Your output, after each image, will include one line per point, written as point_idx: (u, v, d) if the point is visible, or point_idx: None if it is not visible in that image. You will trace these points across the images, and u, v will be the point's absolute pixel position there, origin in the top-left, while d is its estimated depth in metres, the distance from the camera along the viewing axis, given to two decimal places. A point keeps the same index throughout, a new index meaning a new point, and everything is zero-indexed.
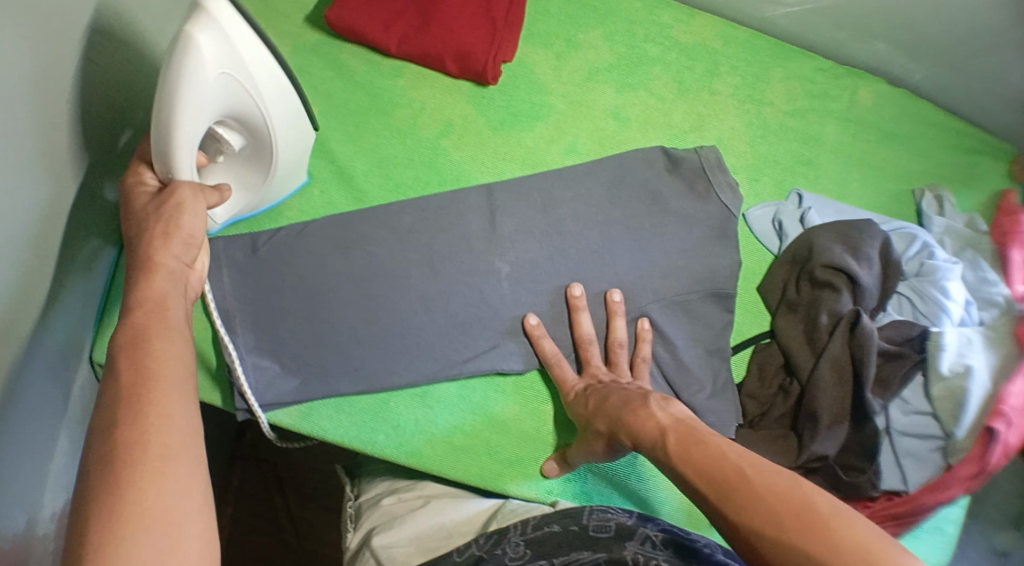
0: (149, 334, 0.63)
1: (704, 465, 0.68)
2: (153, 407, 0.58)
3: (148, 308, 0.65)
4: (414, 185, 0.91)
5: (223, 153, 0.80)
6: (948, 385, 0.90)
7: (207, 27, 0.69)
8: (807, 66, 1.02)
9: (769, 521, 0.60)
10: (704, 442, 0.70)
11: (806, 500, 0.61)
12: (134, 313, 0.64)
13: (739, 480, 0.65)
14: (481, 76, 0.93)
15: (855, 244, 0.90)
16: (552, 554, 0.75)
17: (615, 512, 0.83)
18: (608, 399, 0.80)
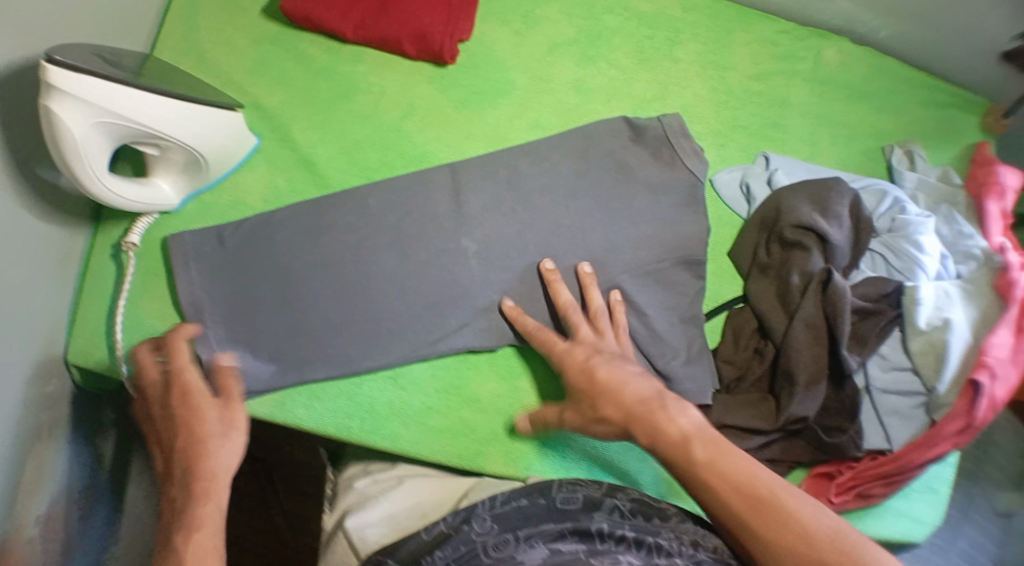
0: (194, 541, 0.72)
1: (724, 476, 0.71)
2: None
3: (206, 486, 0.76)
4: (379, 168, 0.92)
5: (158, 162, 0.85)
6: (927, 339, 0.88)
7: (62, 81, 0.72)
8: (769, 29, 1.01)
9: (807, 550, 0.66)
10: (723, 460, 0.72)
11: (828, 529, 0.67)
12: (197, 496, 0.75)
13: (767, 500, 0.69)
14: (439, 55, 0.94)
15: (823, 202, 0.90)
16: (517, 528, 0.77)
17: (585, 483, 0.82)
18: (622, 391, 0.79)
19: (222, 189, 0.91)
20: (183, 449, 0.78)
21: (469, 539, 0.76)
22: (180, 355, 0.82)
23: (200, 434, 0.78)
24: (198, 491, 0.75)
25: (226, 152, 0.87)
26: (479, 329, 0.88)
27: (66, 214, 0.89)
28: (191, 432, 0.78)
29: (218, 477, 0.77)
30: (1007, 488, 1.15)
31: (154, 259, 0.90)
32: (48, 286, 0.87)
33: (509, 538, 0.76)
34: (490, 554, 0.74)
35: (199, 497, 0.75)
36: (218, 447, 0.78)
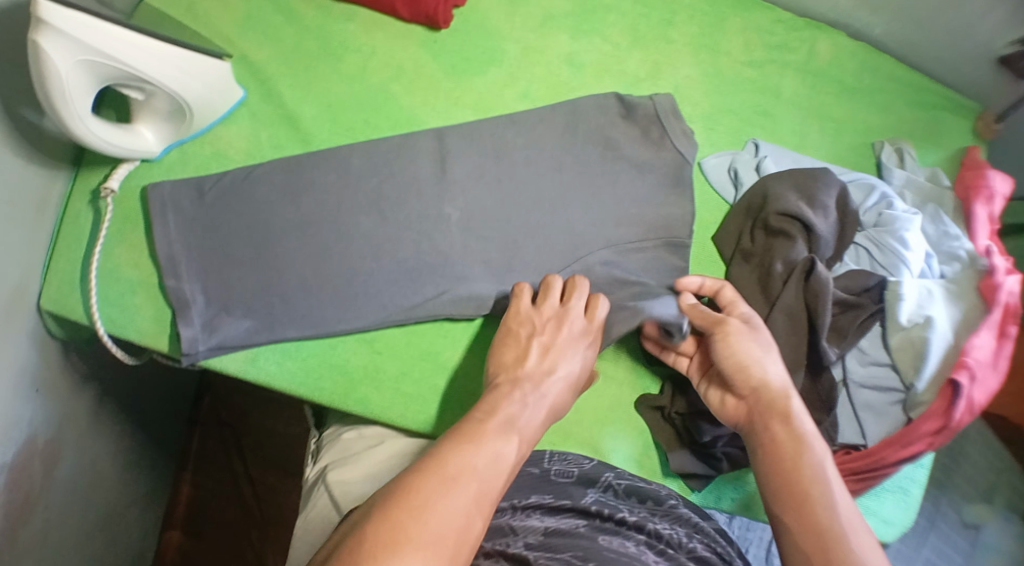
0: (483, 433, 0.68)
1: (790, 433, 0.73)
2: (449, 472, 0.64)
3: (535, 376, 0.77)
4: (365, 129, 0.92)
5: (142, 108, 0.84)
6: (907, 335, 0.88)
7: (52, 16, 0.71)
8: (765, 17, 1.01)
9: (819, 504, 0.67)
10: (793, 424, 0.73)
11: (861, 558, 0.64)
12: (513, 388, 0.75)
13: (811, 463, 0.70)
14: (432, 20, 0.94)
15: (810, 192, 0.89)
16: (513, 497, 0.79)
17: (578, 457, 0.85)
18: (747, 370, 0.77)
19: (204, 141, 0.90)
20: (528, 342, 0.80)
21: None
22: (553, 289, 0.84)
23: (553, 336, 0.81)
24: (518, 380, 0.77)
25: (212, 101, 0.86)
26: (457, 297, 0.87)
27: (48, 157, 0.87)
28: (527, 335, 0.81)
29: (554, 378, 0.78)
30: (974, 499, 1.14)
31: (132, 208, 0.88)
32: (24, 230, 0.85)
33: (504, 506, 0.78)
34: (484, 521, 0.76)
35: (507, 392, 0.75)
36: (568, 353, 0.80)
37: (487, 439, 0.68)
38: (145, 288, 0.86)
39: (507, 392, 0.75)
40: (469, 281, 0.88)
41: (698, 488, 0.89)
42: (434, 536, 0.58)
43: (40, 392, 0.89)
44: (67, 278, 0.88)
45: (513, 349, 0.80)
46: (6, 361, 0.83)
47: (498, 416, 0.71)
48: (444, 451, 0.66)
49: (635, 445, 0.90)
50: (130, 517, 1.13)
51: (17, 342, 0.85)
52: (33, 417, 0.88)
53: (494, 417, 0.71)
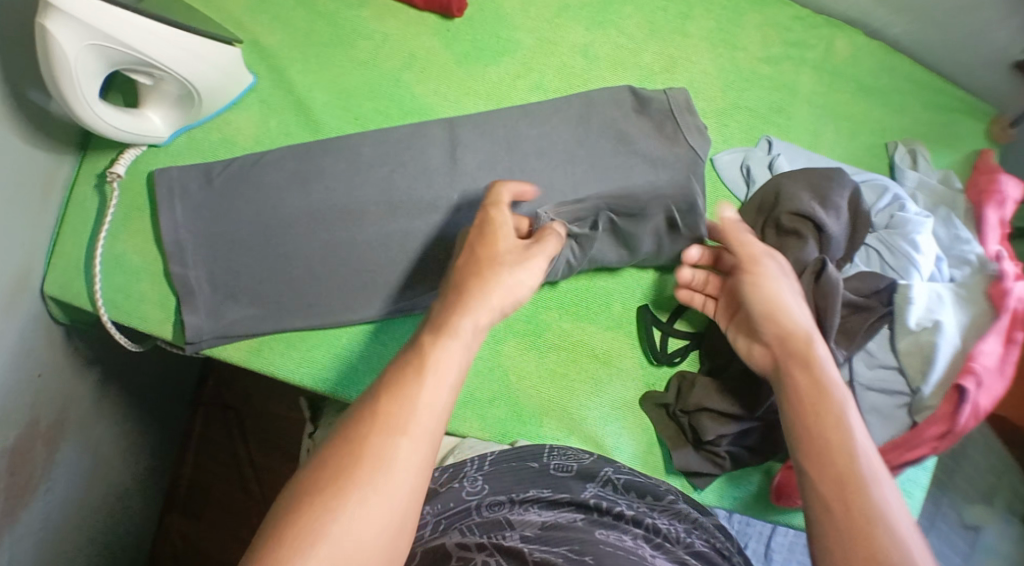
0: (426, 361, 0.64)
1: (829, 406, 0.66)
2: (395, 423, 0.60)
3: (476, 291, 0.69)
4: (376, 118, 0.91)
5: (150, 93, 0.83)
6: (915, 338, 0.88)
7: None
8: (783, 13, 1.00)
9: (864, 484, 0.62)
10: (829, 398, 0.67)
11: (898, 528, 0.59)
12: (454, 308, 0.68)
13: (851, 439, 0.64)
14: (446, 8, 0.93)
15: (823, 192, 0.88)
16: (511, 491, 0.79)
17: (576, 451, 0.85)
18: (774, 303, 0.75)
19: (213, 127, 0.89)
20: (469, 266, 0.72)
21: (460, 497, 0.78)
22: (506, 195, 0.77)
23: (496, 266, 0.71)
24: (459, 302, 0.68)
25: (221, 88, 0.85)
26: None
27: (54, 139, 0.86)
28: (485, 257, 0.72)
29: (502, 290, 0.70)
30: (974, 500, 1.14)
31: (139, 192, 0.88)
32: (30, 212, 0.84)
33: (502, 499, 0.78)
34: (481, 513, 0.76)
35: (451, 312, 0.68)
36: (517, 278, 0.71)
37: (432, 372, 0.63)
38: (150, 274, 0.86)
39: (455, 311, 0.68)
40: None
41: (702, 487, 0.89)
42: (388, 489, 0.57)
43: (43, 374, 0.89)
44: (72, 260, 0.87)
45: (459, 273, 0.72)
46: (9, 343, 0.82)
47: (448, 338, 0.65)
48: (391, 390, 0.61)
49: (640, 441, 0.89)
50: (129, 501, 1.12)
51: (21, 325, 0.84)
52: (36, 400, 0.88)
53: (437, 341, 0.65)
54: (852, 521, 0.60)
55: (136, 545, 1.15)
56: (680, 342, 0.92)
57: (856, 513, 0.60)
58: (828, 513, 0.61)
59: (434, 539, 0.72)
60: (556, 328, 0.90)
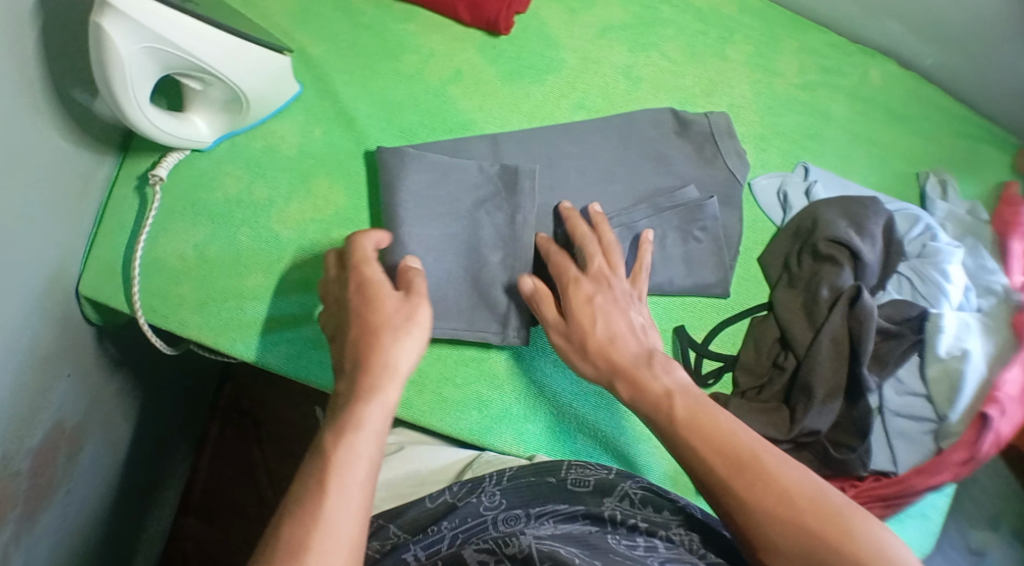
0: (344, 429, 0.62)
1: (712, 442, 0.66)
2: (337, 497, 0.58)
3: (375, 378, 0.66)
4: (419, 131, 0.91)
5: (196, 96, 0.83)
6: (944, 366, 0.88)
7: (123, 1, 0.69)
8: (819, 41, 1.02)
9: (781, 505, 0.61)
10: (710, 420, 0.67)
11: (817, 492, 0.61)
12: (357, 400, 0.64)
13: (757, 463, 0.63)
14: (492, 25, 0.94)
15: (859, 219, 0.90)
16: (527, 506, 0.79)
17: (594, 467, 0.83)
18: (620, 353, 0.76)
19: (257, 134, 0.90)
20: (357, 363, 0.68)
21: (477, 512, 0.78)
22: (575, 225, 0.84)
23: (386, 332, 0.68)
24: (361, 391, 0.64)
25: (268, 95, 0.86)
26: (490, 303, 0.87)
27: (97, 141, 0.86)
28: (375, 323, 0.69)
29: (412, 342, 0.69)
30: (980, 526, 1.13)
31: (179, 195, 0.88)
32: (68, 211, 0.83)
33: (517, 514, 0.78)
34: (498, 528, 0.75)
35: (365, 392, 0.65)
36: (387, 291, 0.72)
37: (332, 471, 0.59)
38: (187, 278, 0.86)
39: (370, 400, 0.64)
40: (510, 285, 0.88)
41: None
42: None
43: (72, 374, 0.88)
44: (108, 262, 0.87)
45: (348, 351, 0.69)
46: (41, 343, 0.81)
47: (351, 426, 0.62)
48: (327, 509, 0.57)
49: (671, 460, 0.89)
50: (144, 503, 1.10)
51: (54, 324, 0.83)
52: (62, 401, 0.86)
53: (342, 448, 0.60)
54: (795, 527, 0.60)
55: (151, 546, 1.14)
56: (715, 363, 0.91)
57: (786, 540, 0.60)
58: (751, 517, 0.62)
59: (452, 552, 0.72)
60: None
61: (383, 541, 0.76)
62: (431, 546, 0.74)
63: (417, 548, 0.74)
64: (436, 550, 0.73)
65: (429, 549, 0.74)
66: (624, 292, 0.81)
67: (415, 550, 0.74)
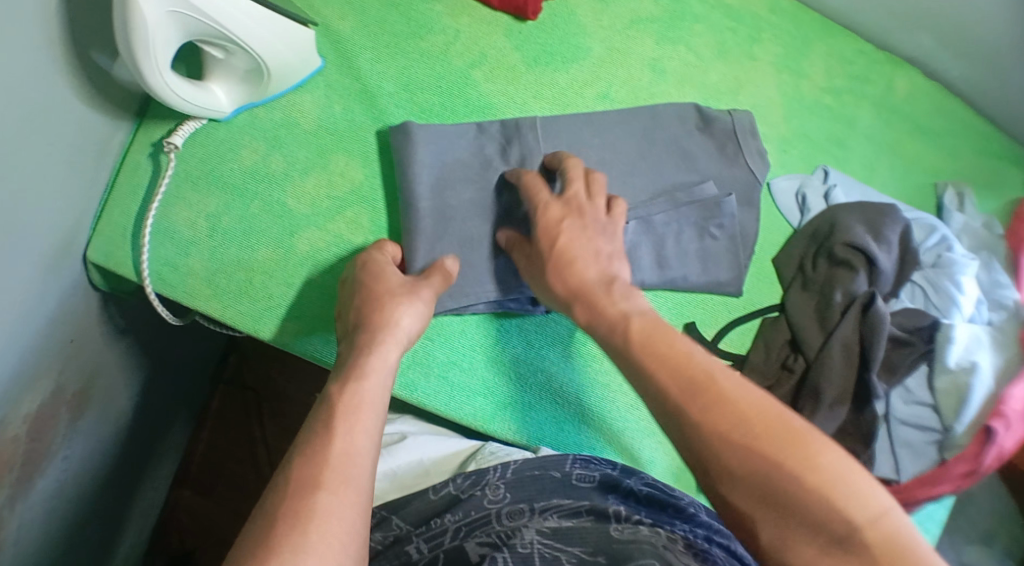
0: (355, 384, 0.69)
1: (669, 366, 0.63)
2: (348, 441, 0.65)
3: (376, 335, 0.74)
4: (441, 113, 0.90)
5: (217, 65, 0.82)
6: (953, 378, 0.88)
7: None
8: (848, 45, 1.02)
9: (739, 429, 0.58)
10: (670, 347, 0.65)
11: (780, 417, 0.59)
12: (361, 357, 0.72)
13: (716, 385, 0.60)
14: (521, 10, 0.94)
15: (877, 226, 0.89)
16: (532, 500, 0.78)
17: (598, 462, 0.83)
18: (576, 278, 0.75)
19: (278, 106, 0.89)
20: (361, 327, 0.76)
21: (481, 506, 0.78)
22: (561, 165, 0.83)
23: (388, 297, 0.78)
24: (364, 349, 0.73)
25: (291, 68, 0.85)
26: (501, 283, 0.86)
27: (115, 103, 0.85)
28: (379, 291, 0.78)
29: (406, 326, 0.77)
30: (972, 541, 1.13)
31: (195, 165, 0.87)
32: (82, 175, 0.82)
33: (523, 507, 0.77)
34: (502, 523, 0.75)
35: (370, 347, 0.74)
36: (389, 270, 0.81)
37: (342, 422, 0.66)
38: (198, 248, 0.85)
39: (373, 355, 0.73)
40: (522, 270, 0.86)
41: None
42: (356, 530, 0.61)
43: (75, 340, 0.87)
44: (119, 227, 0.86)
45: (355, 318, 0.78)
46: (46, 306, 0.80)
47: (359, 383, 0.69)
48: (340, 447, 0.64)
49: (675, 457, 0.89)
50: (142, 474, 1.10)
51: (63, 289, 0.82)
52: (64, 367, 0.85)
53: (349, 397, 0.68)
54: (753, 453, 0.58)
55: (146, 517, 1.13)
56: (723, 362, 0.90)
57: (742, 469, 0.57)
58: (705, 445, 0.59)
59: (454, 546, 0.74)
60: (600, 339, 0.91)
61: (386, 533, 0.79)
62: (434, 539, 0.76)
63: (419, 541, 0.76)
64: (439, 543, 0.75)
65: (432, 541, 0.75)
66: (597, 224, 0.79)
67: (418, 542, 0.76)
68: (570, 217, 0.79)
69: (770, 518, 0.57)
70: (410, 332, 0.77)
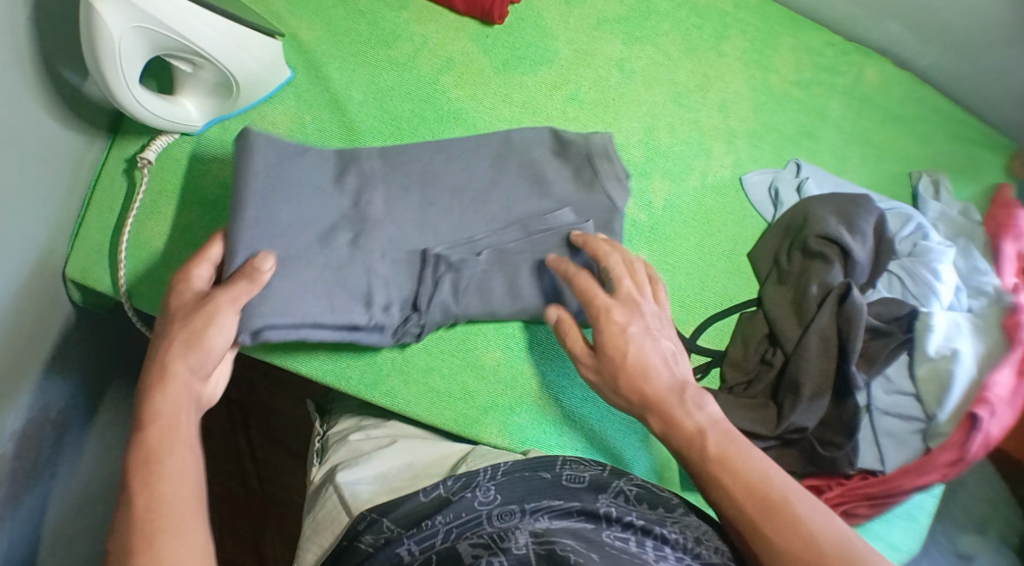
0: (160, 447, 0.63)
1: (744, 484, 0.67)
2: (165, 512, 0.60)
3: (161, 387, 0.66)
4: (411, 120, 0.91)
5: (186, 79, 0.83)
6: (934, 365, 0.88)
7: None
8: (816, 38, 1.02)
9: (809, 549, 0.62)
10: (740, 461, 0.69)
11: (844, 537, 0.63)
12: (155, 426, 0.65)
13: (777, 501, 0.65)
14: (487, 14, 0.94)
15: (850, 217, 0.90)
16: (522, 501, 0.77)
17: (588, 464, 0.83)
18: (648, 385, 0.75)
19: (249, 118, 0.89)
20: (140, 384, 0.67)
21: (471, 507, 0.77)
22: (599, 244, 0.82)
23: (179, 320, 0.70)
24: (155, 421, 0.65)
25: (260, 81, 0.86)
26: (356, 296, 0.82)
27: (87, 121, 0.85)
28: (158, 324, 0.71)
29: (178, 389, 0.67)
30: (968, 530, 1.12)
31: (168, 179, 0.88)
32: (56, 193, 0.83)
33: (513, 509, 0.76)
34: (493, 523, 0.74)
35: (161, 382, 0.67)
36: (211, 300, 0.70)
37: (160, 474, 0.62)
38: (174, 261, 0.85)
39: (158, 402, 0.66)
40: (497, 271, 0.86)
41: None
42: (202, 560, 0.60)
43: (57, 357, 0.87)
44: (95, 244, 0.86)
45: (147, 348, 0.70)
46: (25, 324, 0.80)
47: (158, 459, 0.62)
48: (148, 502, 0.60)
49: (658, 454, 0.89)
50: None
51: (41, 307, 0.83)
52: (45, 384, 0.86)
53: (154, 427, 0.64)
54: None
55: None
56: (703, 359, 0.90)
57: None
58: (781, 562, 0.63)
59: (446, 547, 0.71)
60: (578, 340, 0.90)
61: (376, 536, 0.76)
62: (426, 541, 0.73)
63: (411, 542, 0.73)
64: (430, 545, 0.72)
65: (423, 543, 0.73)
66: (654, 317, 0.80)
67: (409, 544, 0.73)
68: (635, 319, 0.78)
69: None
70: (216, 357, 0.70)
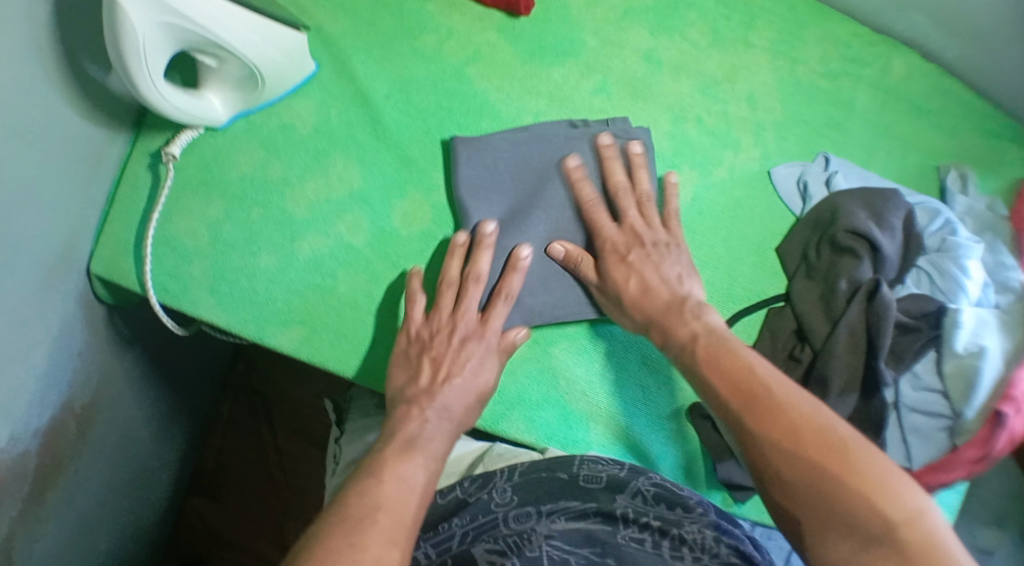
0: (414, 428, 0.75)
1: (730, 379, 0.73)
2: (398, 493, 0.69)
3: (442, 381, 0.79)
4: (437, 113, 0.90)
5: (210, 73, 0.82)
6: (961, 363, 0.87)
7: None
8: (842, 30, 1.01)
9: (789, 433, 0.67)
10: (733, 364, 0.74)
11: (828, 425, 0.67)
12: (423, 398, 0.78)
13: (851, 460, 0.64)
14: (513, 6, 0.94)
15: (879, 211, 0.89)
16: (539, 502, 0.78)
17: (606, 463, 0.82)
18: (648, 300, 0.82)
19: (274, 111, 0.89)
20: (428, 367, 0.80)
21: (488, 509, 0.79)
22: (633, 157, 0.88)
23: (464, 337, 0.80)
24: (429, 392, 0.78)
25: (285, 74, 0.85)
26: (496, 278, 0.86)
27: (112, 115, 0.85)
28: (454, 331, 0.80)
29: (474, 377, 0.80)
30: (989, 524, 1.11)
31: (193, 173, 0.87)
32: (81, 187, 0.82)
33: (530, 510, 0.77)
34: (509, 526, 0.75)
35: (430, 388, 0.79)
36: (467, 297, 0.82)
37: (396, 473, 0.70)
38: (200, 254, 0.85)
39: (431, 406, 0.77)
40: None
41: (742, 500, 0.87)
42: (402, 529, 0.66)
43: (82, 351, 0.87)
44: (120, 238, 0.86)
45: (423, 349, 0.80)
46: (51, 318, 0.80)
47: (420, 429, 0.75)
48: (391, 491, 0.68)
49: (683, 453, 0.89)
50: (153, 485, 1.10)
51: (67, 300, 0.83)
52: (71, 378, 0.85)
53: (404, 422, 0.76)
54: (798, 453, 0.66)
55: (159, 529, 1.15)
56: None
57: (789, 470, 0.66)
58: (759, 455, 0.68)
59: (461, 551, 0.74)
60: (607, 334, 0.90)
61: None
62: (442, 544, 0.76)
63: (427, 545, 0.77)
64: (446, 548, 0.76)
65: (439, 547, 0.76)
66: (660, 245, 0.85)
67: (426, 547, 0.77)
68: (634, 247, 0.84)
69: (813, 512, 0.64)
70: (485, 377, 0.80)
